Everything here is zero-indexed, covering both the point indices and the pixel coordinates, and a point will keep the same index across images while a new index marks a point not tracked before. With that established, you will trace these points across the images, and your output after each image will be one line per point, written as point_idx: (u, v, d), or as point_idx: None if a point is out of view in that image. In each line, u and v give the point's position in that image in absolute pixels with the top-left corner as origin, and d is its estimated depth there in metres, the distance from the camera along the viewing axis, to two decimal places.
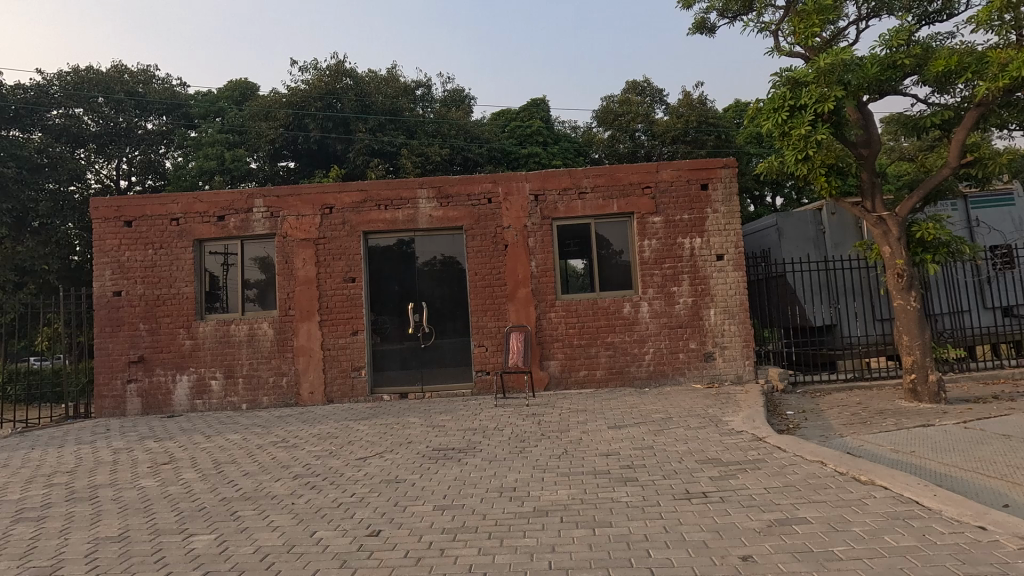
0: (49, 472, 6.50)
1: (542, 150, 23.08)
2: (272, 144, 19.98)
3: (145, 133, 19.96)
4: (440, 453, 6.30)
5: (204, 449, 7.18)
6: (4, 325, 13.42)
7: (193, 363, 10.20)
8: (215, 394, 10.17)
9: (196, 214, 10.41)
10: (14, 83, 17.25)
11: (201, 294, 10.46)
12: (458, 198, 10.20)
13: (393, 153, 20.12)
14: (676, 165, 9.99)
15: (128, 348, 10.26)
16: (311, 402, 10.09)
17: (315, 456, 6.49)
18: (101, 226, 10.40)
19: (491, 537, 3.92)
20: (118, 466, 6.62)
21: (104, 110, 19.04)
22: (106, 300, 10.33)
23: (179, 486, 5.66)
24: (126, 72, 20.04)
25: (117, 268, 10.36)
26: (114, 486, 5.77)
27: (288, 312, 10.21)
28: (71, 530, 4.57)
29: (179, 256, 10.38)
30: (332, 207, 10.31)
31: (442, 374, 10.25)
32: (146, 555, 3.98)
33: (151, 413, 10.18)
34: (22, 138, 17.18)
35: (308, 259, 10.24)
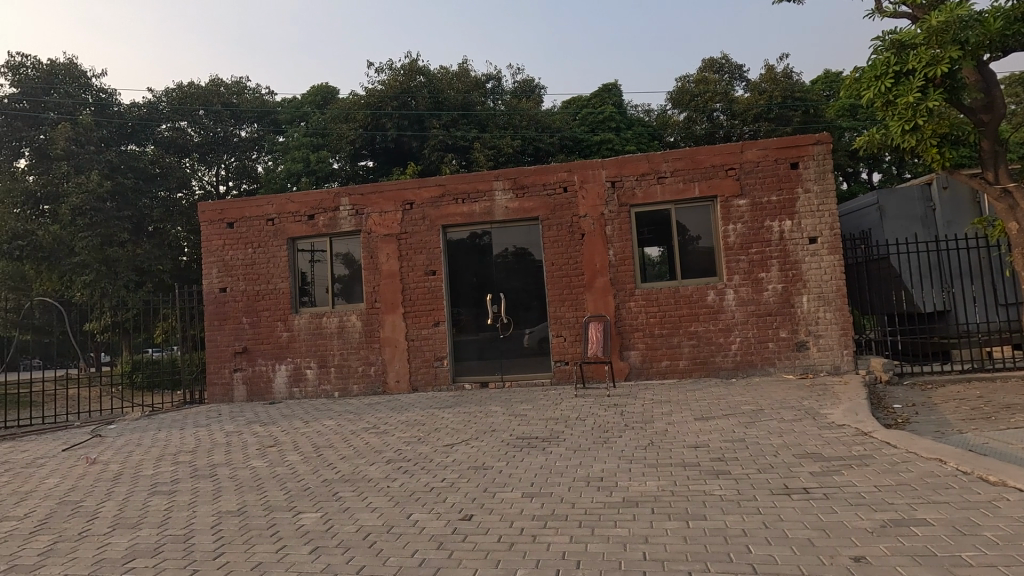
0: (175, 451, 7.25)
1: (615, 136, 22.62)
2: (353, 144, 20.77)
3: (240, 140, 21.47)
4: (524, 442, 6.38)
5: (304, 434, 7.69)
6: (128, 320, 14.97)
7: (290, 354, 10.93)
8: (310, 382, 10.85)
9: (289, 213, 11.10)
10: (130, 102, 19.15)
11: (296, 289, 11.17)
12: (533, 189, 10.22)
13: (466, 147, 20.45)
14: (763, 144, 9.46)
15: (234, 340, 11.16)
16: (397, 390, 10.53)
17: (405, 442, 6.78)
18: (208, 228, 11.35)
19: (582, 526, 3.93)
20: (231, 447, 7.24)
21: (204, 121, 20.75)
22: (214, 296, 11.28)
23: (285, 467, 6.12)
24: (222, 84, 21.58)
25: (222, 267, 11.27)
26: (230, 465, 6.33)
27: (374, 305, 10.69)
28: (198, 503, 5.07)
29: (275, 254, 11.13)
30: (412, 202, 10.65)
31: (521, 364, 10.35)
32: (262, 528, 4.34)
33: (255, 399, 11.03)
34: (138, 151, 19.08)
35: (391, 254, 10.66)
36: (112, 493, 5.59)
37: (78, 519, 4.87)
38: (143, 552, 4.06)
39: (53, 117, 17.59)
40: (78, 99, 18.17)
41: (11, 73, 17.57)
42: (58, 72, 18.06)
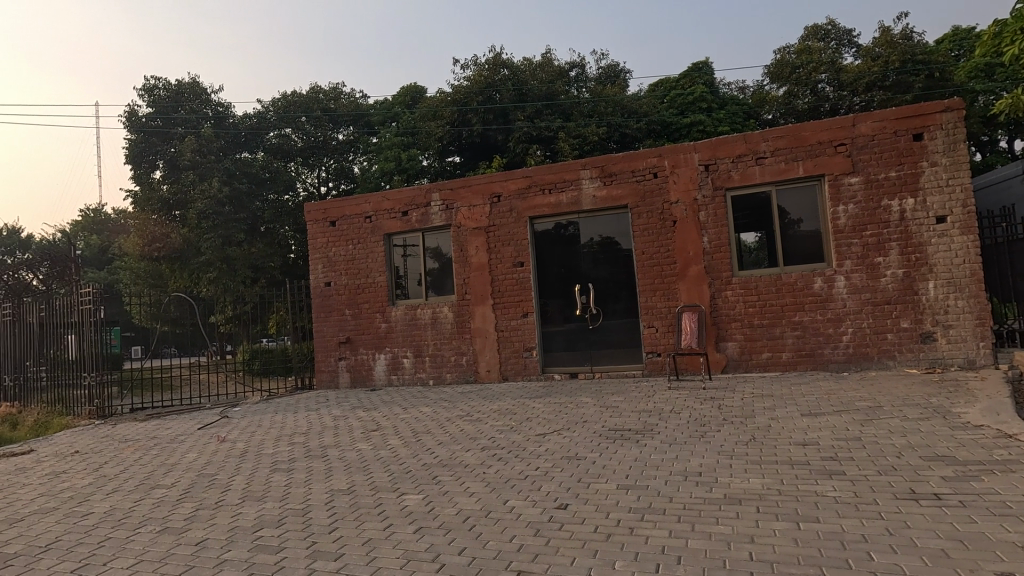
0: (291, 433, 7.92)
1: (706, 116, 21.57)
2: (440, 141, 21.17)
3: (337, 143, 22.72)
4: (618, 433, 6.29)
5: (404, 419, 8.11)
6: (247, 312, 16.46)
7: (389, 344, 11.52)
8: (407, 370, 11.39)
9: (384, 211, 11.66)
10: (243, 113, 21.08)
11: (392, 283, 11.74)
12: (622, 176, 9.99)
13: (550, 137, 20.46)
14: (879, 115, 8.60)
15: (338, 331, 11.96)
16: (488, 379, 10.79)
17: (498, 430, 6.94)
18: (314, 227, 12.20)
19: (682, 521, 3.82)
20: (339, 430, 7.79)
21: (306, 127, 22.26)
22: (320, 290, 12.13)
23: (388, 450, 6.48)
24: (321, 91, 22.97)
25: (326, 263, 12.09)
26: (339, 447, 6.82)
27: (465, 297, 10.99)
28: (313, 481, 5.52)
29: (373, 249, 11.75)
30: (499, 195, 10.81)
31: (611, 355, 10.21)
32: (370, 507, 4.63)
33: (358, 385, 11.77)
34: (251, 158, 20.84)
35: (480, 246, 10.89)
36: (241, 468, 6.22)
37: (214, 490, 5.47)
38: (269, 523, 4.47)
39: (181, 132, 19.67)
40: (201, 114, 20.18)
41: (147, 94, 19.83)
42: (184, 91, 20.10)
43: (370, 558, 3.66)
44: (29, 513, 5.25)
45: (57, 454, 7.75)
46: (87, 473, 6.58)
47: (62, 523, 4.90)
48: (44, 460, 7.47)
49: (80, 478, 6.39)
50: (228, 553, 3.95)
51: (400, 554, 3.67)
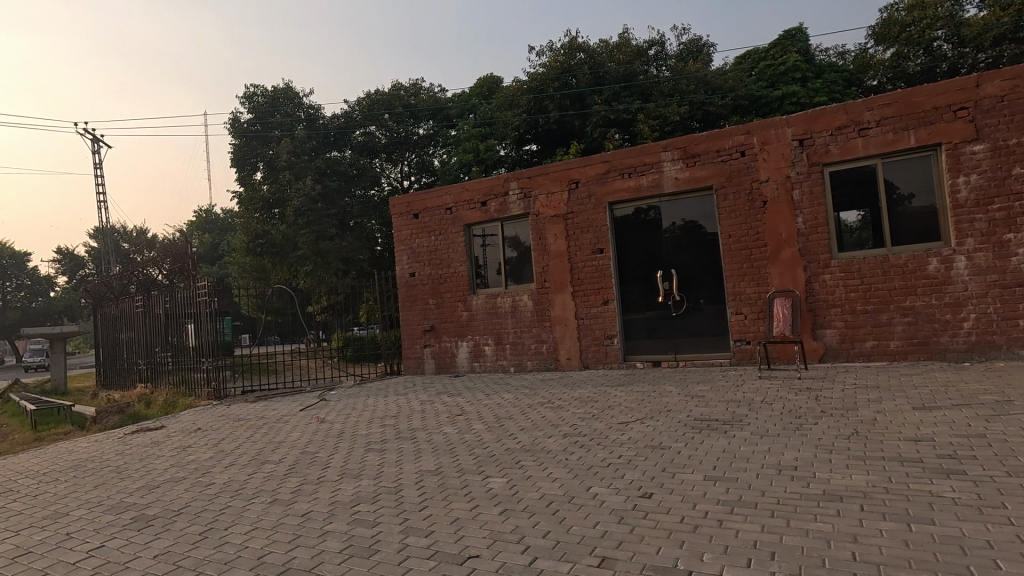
0: (382, 415, 8.38)
1: (801, 87, 20.10)
2: (518, 130, 21.13)
3: (418, 138, 23.50)
4: (704, 423, 6.09)
5: (487, 405, 8.32)
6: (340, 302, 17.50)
7: (471, 331, 11.82)
8: (489, 357, 11.64)
9: (464, 201, 11.92)
10: (331, 114, 22.26)
11: (473, 272, 12.01)
12: (706, 156, 9.55)
13: (629, 120, 19.98)
14: (1009, 73, 7.60)
15: (423, 319, 12.43)
16: (569, 367, 10.80)
17: (579, 418, 6.95)
18: (398, 220, 12.71)
19: (776, 516, 3.64)
20: (426, 414, 8.14)
21: (389, 124, 23.10)
22: (405, 280, 12.65)
23: (473, 434, 6.69)
24: (402, 88, 23.67)
25: (410, 254, 12.57)
26: (426, 430, 7.13)
27: (544, 285, 11.03)
28: (404, 461, 5.82)
29: (454, 240, 12.06)
30: (577, 181, 10.71)
31: (696, 343, 9.87)
32: (457, 488, 4.82)
33: (442, 372, 12.20)
34: (340, 156, 21.98)
35: (559, 234, 10.87)
36: (338, 447, 6.67)
37: (315, 467, 5.93)
38: (365, 499, 4.78)
39: (277, 135, 21.15)
40: (295, 117, 21.58)
41: (247, 102, 21.47)
42: (280, 96, 21.57)
43: (459, 536, 3.81)
44: (164, 480, 5.96)
45: (184, 430, 8.70)
46: (208, 448, 7.34)
47: (190, 491, 5.52)
48: (173, 435, 8.43)
49: (203, 452, 7.14)
50: (330, 524, 4.27)
51: (486, 534, 3.79)
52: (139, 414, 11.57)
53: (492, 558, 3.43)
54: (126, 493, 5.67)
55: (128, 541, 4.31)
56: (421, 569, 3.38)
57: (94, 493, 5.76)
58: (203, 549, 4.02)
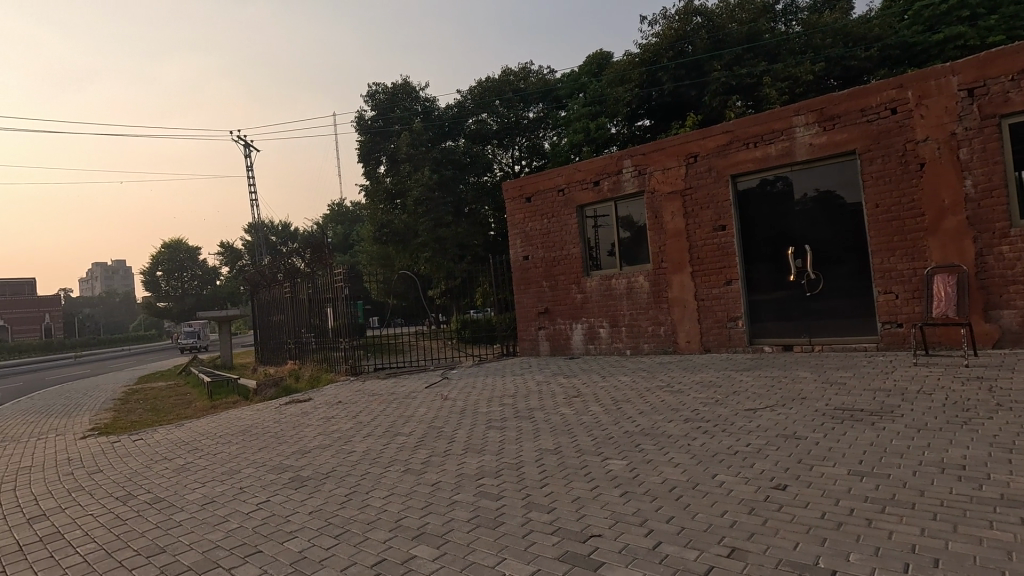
0: (501, 394, 8.69)
1: (969, 27, 17.33)
2: (630, 106, 20.22)
3: (528, 122, 23.61)
4: (846, 413, 5.53)
5: (603, 387, 8.28)
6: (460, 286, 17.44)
7: (585, 314, 11.77)
8: (604, 340, 11.54)
9: (577, 182, 11.81)
10: (446, 105, 23.09)
11: (586, 254, 11.91)
12: (847, 118, 8.55)
13: (753, 85, 18.57)
14: None
15: (537, 302, 12.59)
16: (689, 350, 10.37)
17: (702, 403, 6.66)
18: (512, 204, 12.93)
19: (939, 520, 3.23)
20: (543, 394, 8.29)
21: (500, 110, 23.37)
22: (519, 264, 12.86)
23: (590, 416, 6.70)
24: (512, 73, 23.75)
25: (524, 237, 12.75)
26: (544, 410, 7.26)
27: (661, 265, 10.65)
28: (524, 439, 5.99)
29: (566, 222, 12.03)
30: (696, 154, 10.13)
31: (835, 326, 8.98)
32: (577, 467, 4.87)
33: (557, 353, 12.32)
34: (454, 145, 22.78)
35: (677, 211, 10.40)
36: (462, 423, 7.04)
37: (442, 440, 6.31)
38: (488, 473, 5.00)
39: (398, 129, 22.43)
40: (412, 111, 22.72)
41: (371, 100, 22.99)
42: (399, 92, 22.85)
43: (580, 515, 3.85)
44: (314, 446, 6.70)
45: (328, 403, 9.69)
46: (348, 419, 8.11)
47: (336, 456, 6.15)
48: (319, 407, 9.41)
49: (344, 423, 7.90)
50: (458, 495, 4.54)
51: (608, 515, 3.79)
52: (291, 386, 13.07)
53: (615, 539, 3.42)
54: (285, 455, 6.47)
55: (289, 498, 4.91)
56: (544, 543, 3.48)
57: (259, 455, 6.63)
58: (348, 509, 4.47)
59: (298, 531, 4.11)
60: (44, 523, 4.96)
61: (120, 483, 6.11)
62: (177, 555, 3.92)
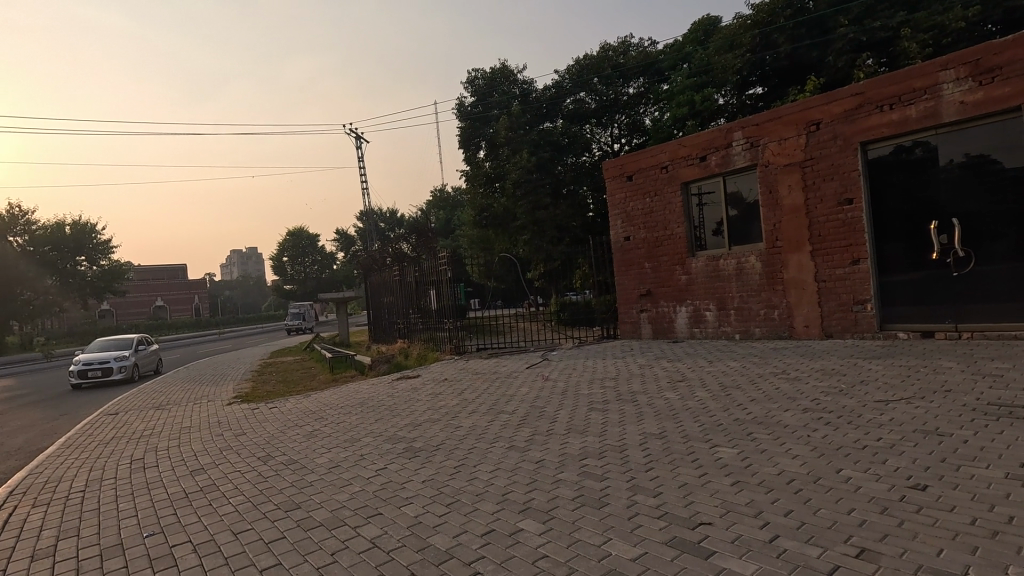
0: (602, 377, 8.65)
1: None
2: (740, 73, 18.86)
3: (628, 98, 22.85)
4: (1002, 410, 4.84)
5: (710, 372, 7.94)
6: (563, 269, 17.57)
7: (690, 296, 11.30)
8: (711, 323, 11.02)
9: (681, 158, 11.27)
10: (544, 86, 22.96)
11: (691, 234, 11.38)
12: (1010, 68, 7.35)
13: (888, 39, 16.61)
14: None
15: (638, 283, 12.26)
16: (807, 336, 9.62)
17: (823, 392, 6.15)
18: (612, 183, 12.65)
19: None
20: (647, 378, 8.12)
21: (599, 88, 22.77)
22: (620, 245, 12.58)
23: (697, 401, 6.46)
24: (610, 48, 23.01)
25: (625, 218, 12.44)
26: (647, 394, 7.12)
27: (775, 244, 9.91)
28: (627, 422, 5.93)
29: (670, 200, 11.56)
30: (818, 121, 9.26)
31: (987, 311, 7.87)
32: (684, 453, 4.74)
33: (660, 337, 11.97)
34: (552, 126, 22.62)
35: (795, 184, 9.59)
36: (564, 404, 7.09)
37: (544, 420, 6.42)
38: (592, 454, 5.02)
39: (496, 113, 22.71)
40: (510, 94, 22.89)
41: (470, 86, 23.46)
42: (498, 76, 23.10)
43: (688, 501, 3.75)
44: (424, 420, 7.10)
45: (436, 380, 10.21)
46: (454, 396, 8.49)
47: (445, 430, 6.48)
48: (428, 383, 9.94)
49: (451, 399, 8.28)
50: (562, 473, 4.60)
51: (718, 504, 3.66)
52: (402, 363, 13.90)
53: (727, 528, 3.30)
54: (399, 427, 6.92)
55: (404, 466, 5.27)
56: (650, 527, 3.43)
57: (376, 425, 7.16)
58: (459, 480, 4.71)
59: (413, 498, 4.40)
60: (203, 476, 5.74)
61: (260, 445, 6.89)
62: (310, 511, 4.37)
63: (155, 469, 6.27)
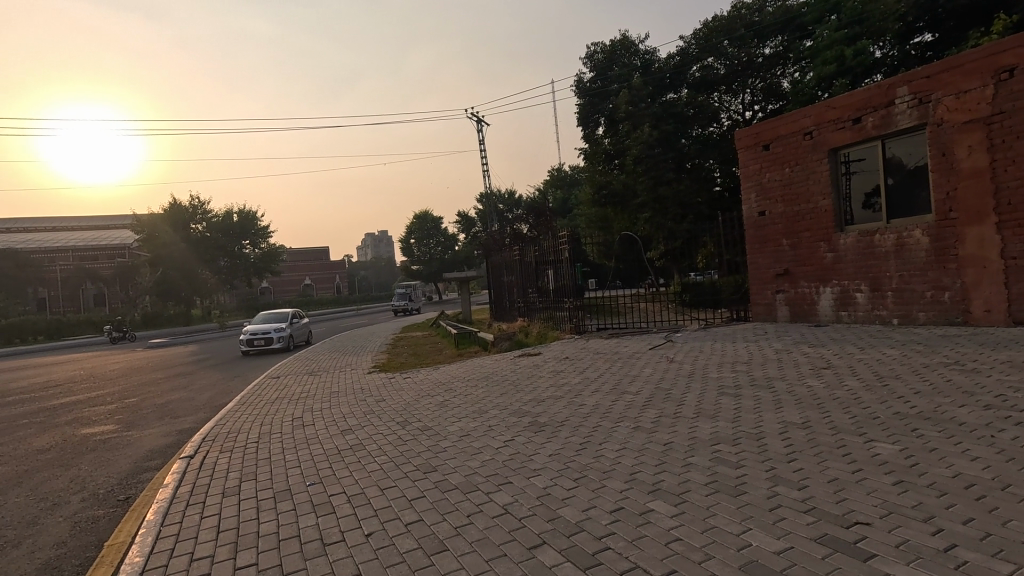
0: (732, 361, 8.17)
1: None
2: (903, 19, 16.47)
3: (764, 59, 21.05)
4: None
5: (861, 360, 7.15)
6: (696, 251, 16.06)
7: (837, 275, 10.19)
8: (862, 306, 9.87)
9: (829, 121, 10.12)
10: (667, 55, 21.67)
11: (840, 206, 10.22)
12: None
13: None
14: None
15: (774, 262, 11.30)
16: (987, 322, 8.26)
17: (1010, 387, 5.26)
18: (745, 154, 11.72)
19: None
20: (784, 363, 7.53)
21: (729, 51, 21.19)
22: (753, 220, 11.66)
23: (846, 391, 5.86)
24: (744, 5, 21.11)
25: (759, 190, 11.48)
26: (786, 380, 6.60)
27: (948, 215, 8.57)
28: (763, 409, 5.54)
29: (815, 169, 10.47)
30: (1013, 68, 7.84)
31: None
32: (832, 446, 4.32)
33: (799, 320, 10.99)
34: (676, 97, 21.36)
35: (977, 145, 8.20)
36: (692, 387, 6.82)
37: (671, 402, 6.22)
38: (724, 440, 4.77)
39: (616, 88, 21.99)
40: (631, 66, 22.01)
41: (589, 61, 22.89)
42: (618, 49, 22.33)
43: (839, 498, 3.43)
44: (547, 397, 7.22)
45: (557, 358, 10.34)
46: (576, 374, 8.54)
47: (569, 407, 6.55)
48: (548, 361, 10.09)
49: (573, 377, 8.34)
50: (693, 457, 4.44)
51: (877, 503, 3.30)
52: (522, 341, 14.24)
53: (889, 531, 2.97)
54: (523, 402, 7.12)
55: (530, 439, 5.41)
56: (795, 521, 3.19)
57: (501, 399, 7.42)
58: (585, 456, 4.73)
59: (542, 470, 4.51)
60: (351, 436, 6.38)
61: (397, 411, 7.47)
62: (445, 475, 4.67)
63: (311, 427, 7.07)
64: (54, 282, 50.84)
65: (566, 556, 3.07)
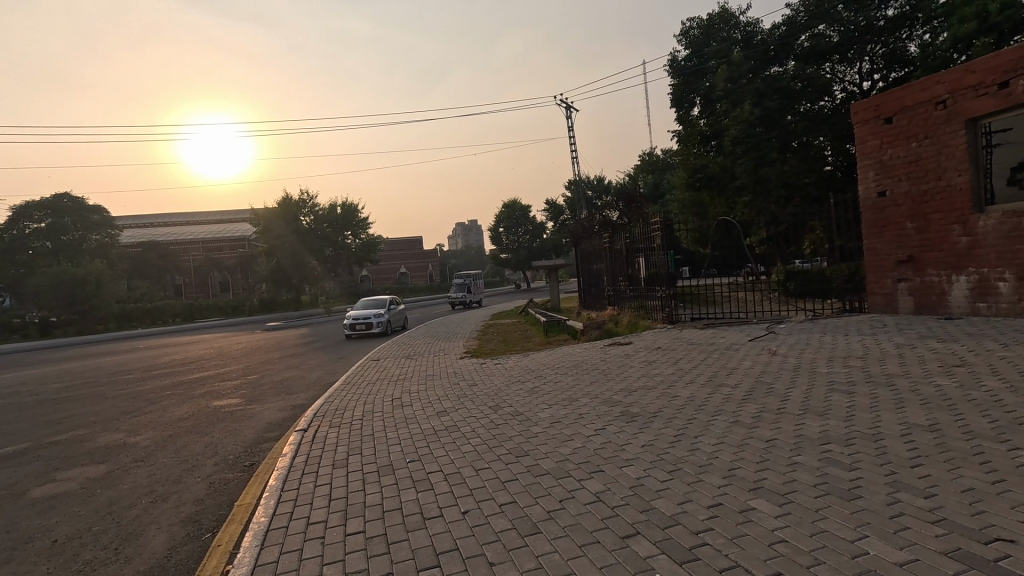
0: (844, 355, 7.52)
1: None
2: None
3: (885, 23, 19.01)
4: None
5: (1003, 358, 6.30)
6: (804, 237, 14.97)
7: (974, 262, 9.04)
8: (1004, 297, 8.70)
9: (967, 87, 8.95)
10: (771, 26, 20.03)
11: (979, 183, 9.02)
12: None
13: None
14: None
15: (896, 247, 10.23)
16: None
17: None
18: (863, 129, 10.70)
19: None
20: (907, 359, 6.83)
21: (844, 16, 19.16)
22: (871, 201, 10.62)
23: (984, 392, 5.20)
24: None
25: (879, 168, 10.44)
26: (909, 378, 5.98)
27: None
28: (881, 409, 5.06)
29: (947, 143, 9.32)
30: None
31: None
32: (967, 453, 3.87)
33: (925, 312, 9.91)
34: (781, 71, 19.73)
35: None
36: (798, 382, 6.38)
37: (774, 397, 5.86)
38: (836, 440, 4.42)
39: (714, 65, 20.71)
40: (731, 41, 20.59)
41: (684, 39, 21.95)
42: (716, 24, 21.14)
43: (976, 511, 3.06)
44: (639, 387, 7.07)
45: (649, 348, 10.09)
46: (669, 365, 8.29)
47: (662, 398, 6.39)
48: (640, 351, 9.87)
49: (666, 368, 8.10)
50: (799, 456, 4.16)
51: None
52: (612, 330, 14.05)
53: None
54: (614, 391, 7.04)
55: (621, 430, 5.33)
56: (921, 532, 2.90)
57: (591, 387, 7.39)
58: (679, 449, 4.60)
59: (634, 460, 4.45)
60: (446, 418, 6.65)
61: (489, 396, 7.66)
62: (537, 459, 4.74)
63: (409, 408, 7.46)
64: (188, 270, 57.31)
65: (662, 548, 3.01)
